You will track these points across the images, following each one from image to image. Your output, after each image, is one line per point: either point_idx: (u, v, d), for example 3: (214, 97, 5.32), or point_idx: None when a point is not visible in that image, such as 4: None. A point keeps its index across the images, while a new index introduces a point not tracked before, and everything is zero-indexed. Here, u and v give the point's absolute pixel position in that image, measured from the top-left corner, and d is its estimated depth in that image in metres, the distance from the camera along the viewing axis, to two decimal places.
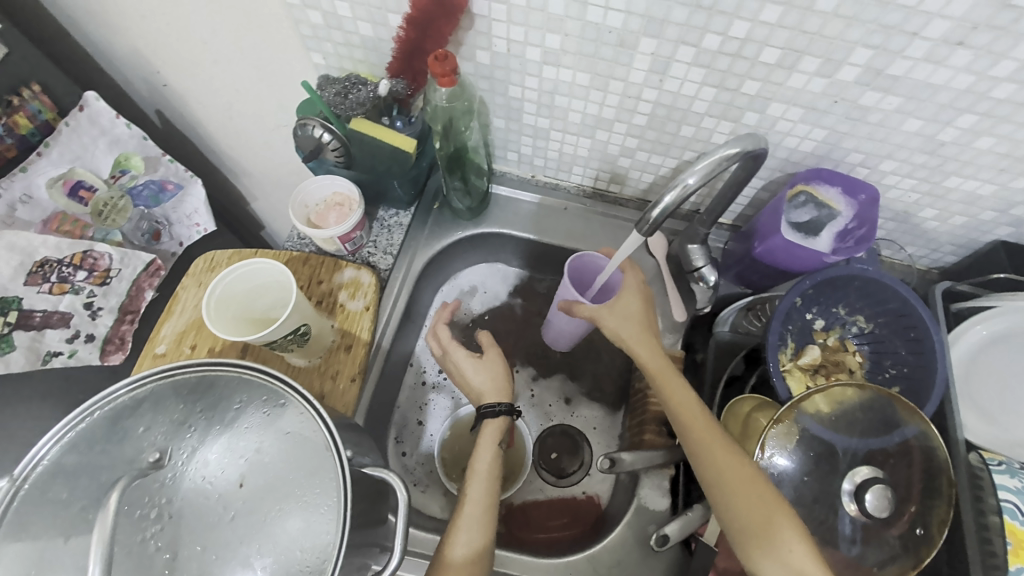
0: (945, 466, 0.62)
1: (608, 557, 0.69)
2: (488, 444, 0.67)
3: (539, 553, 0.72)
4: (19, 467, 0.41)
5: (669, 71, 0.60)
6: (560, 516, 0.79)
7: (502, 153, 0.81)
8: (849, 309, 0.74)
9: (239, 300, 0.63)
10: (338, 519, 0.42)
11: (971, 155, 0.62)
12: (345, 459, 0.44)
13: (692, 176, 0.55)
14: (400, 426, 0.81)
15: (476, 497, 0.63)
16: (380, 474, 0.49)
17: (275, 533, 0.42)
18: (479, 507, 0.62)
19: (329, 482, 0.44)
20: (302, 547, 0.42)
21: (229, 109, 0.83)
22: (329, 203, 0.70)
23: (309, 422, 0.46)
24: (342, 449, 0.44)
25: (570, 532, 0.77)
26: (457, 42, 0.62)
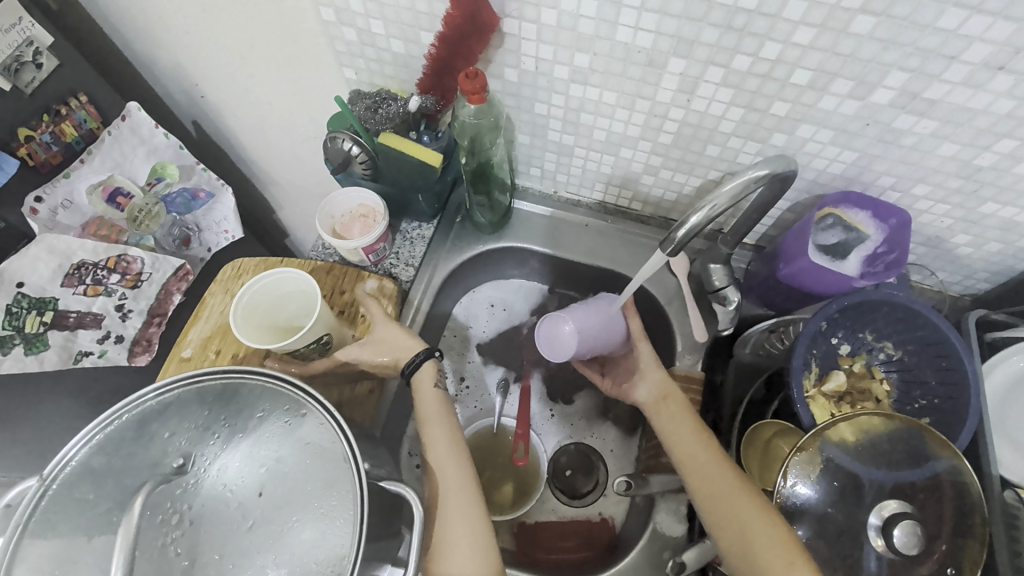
0: (979, 503, 0.59)
1: None
2: (430, 394, 0.65)
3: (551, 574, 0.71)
4: (48, 467, 0.42)
5: (697, 91, 0.59)
6: (572, 537, 0.78)
7: (524, 168, 0.82)
8: (876, 334, 0.72)
9: (264, 309, 0.64)
10: (354, 532, 0.42)
11: (1009, 181, 0.60)
12: (362, 472, 0.43)
13: (719, 196, 0.54)
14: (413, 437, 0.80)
15: (445, 472, 0.61)
16: (396, 488, 0.49)
17: (291, 543, 0.43)
18: (460, 484, 0.60)
19: (345, 493, 0.43)
20: (316, 559, 0.42)
21: (262, 120, 0.85)
22: (354, 215, 0.72)
23: (329, 433, 0.46)
24: (359, 460, 0.44)
25: (582, 553, 0.76)
26: (486, 60, 0.63)
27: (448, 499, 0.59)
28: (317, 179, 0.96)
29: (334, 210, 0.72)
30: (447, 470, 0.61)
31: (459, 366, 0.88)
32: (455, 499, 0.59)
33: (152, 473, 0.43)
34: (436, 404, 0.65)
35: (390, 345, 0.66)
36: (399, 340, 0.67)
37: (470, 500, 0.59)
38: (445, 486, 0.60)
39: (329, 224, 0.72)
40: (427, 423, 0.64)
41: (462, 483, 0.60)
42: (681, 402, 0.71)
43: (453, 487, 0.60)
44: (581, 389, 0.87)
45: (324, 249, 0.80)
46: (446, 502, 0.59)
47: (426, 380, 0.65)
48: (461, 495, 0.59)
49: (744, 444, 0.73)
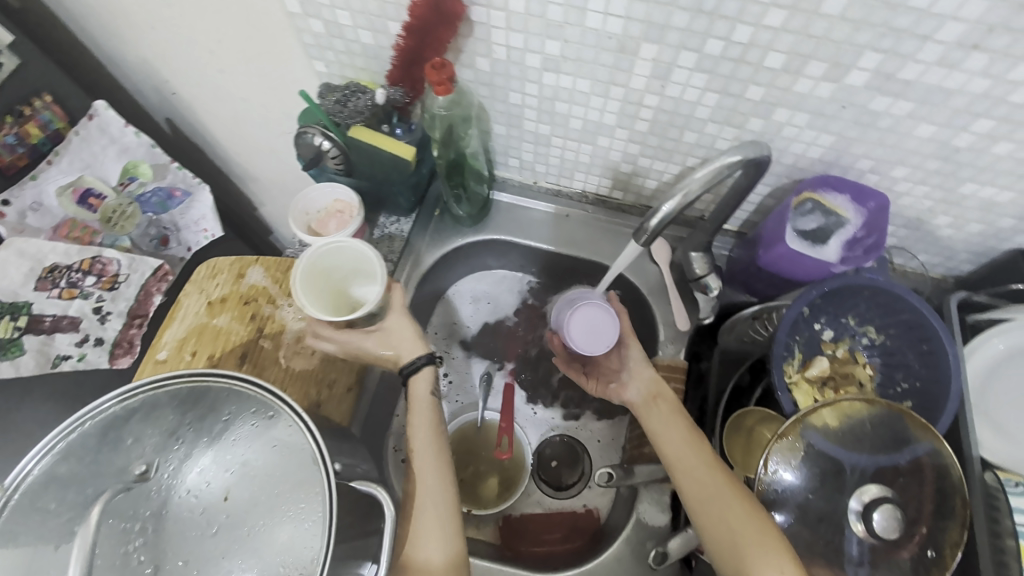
0: (959, 486, 0.59)
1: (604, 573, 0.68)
2: (422, 398, 0.66)
3: (537, 566, 0.71)
4: (8, 478, 0.42)
5: (671, 77, 0.59)
6: (558, 529, 0.78)
7: (503, 159, 0.81)
8: (859, 319, 0.72)
9: (321, 273, 0.64)
10: (323, 533, 0.44)
11: (988, 162, 0.60)
12: (332, 473, 0.45)
13: (692, 183, 0.54)
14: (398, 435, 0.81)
15: (420, 477, 0.62)
16: (367, 488, 0.49)
17: (259, 546, 0.44)
18: (433, 493, 0.61)
19: (315, 494, 0.45)
20: (286, 560, 0.44)
21: (236, 116, 0.84)
22: (330, 211, 0.71)
23: (298, 434, 0.48)
24: (329, 462, 0.45)
25: (568, 545, 0.76)
26: (456, 49, 0.62)
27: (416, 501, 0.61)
28: (297, 175, 0.95)
29: (306, 211, 0.72)
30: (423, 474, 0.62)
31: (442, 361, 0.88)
32: (425, 505, 0.60)
33: (114, 480, 0.44)
34: (426, 408, 0.66)
35: (398, 341, 0.67)
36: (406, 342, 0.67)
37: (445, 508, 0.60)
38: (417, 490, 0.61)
39: (306, 222, 0.71)
40: (411, 426, 0.65)
41: (431, 489, 0.61)
42: (671, 402, 0.71)
43: (424, 494, 0.61)
44: (566, 380, 0.87)
45: (303, 246, 0.79)
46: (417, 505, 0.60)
47: (419, 384, 0.67)
48: (431, 500, 0.60)
49: (727, 433, 0.73)
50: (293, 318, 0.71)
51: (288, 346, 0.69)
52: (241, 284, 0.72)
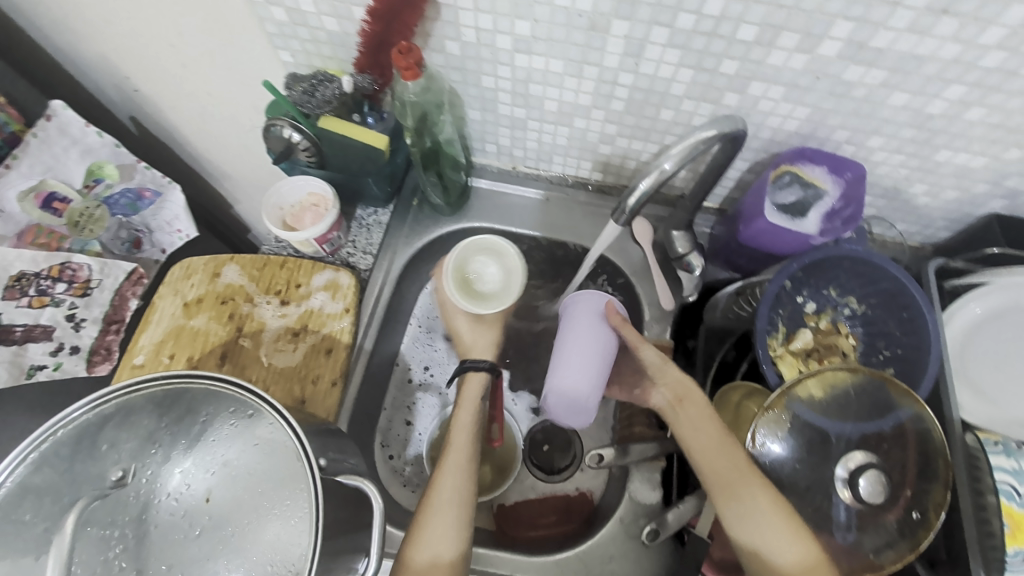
0: (942, 448, 0.60)
1: (599, 553, 0.69)
2: (471, 397, 0.73)
3: (532, 551, 0.72)
4: None
5: (644, 54, 0.58)
6: (551, 513, 0.78)
7: (480, 145, 0.80)
8: (840, 290, 0.72)
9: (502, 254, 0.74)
10: (310, 531, 0.44)
11: (961, 128, 0.60)
12: (316, 468, 0.45)
13: (669, 161, 0.53)
14: (386, 430, 0.81)
15: (440, 471, 0.66)
16: (354, 483, 0.50)
17: (245, 547, 0.44)
18: (451, 488, 0.64)
19: (299, 492, 0.45)
20: (273, 561, 0.44)
21: (203, 112, 0.82)
22: (305, 205, 0.70)
23: (279, 433, 0.47)
24: (312, 458, 0.45)
25: (563, 528, 0.76)
26: (425, 34, 0.61)
27: (430, 493, 0.64)
28: (271, 171, 0.93)
29: (280, 207, 0.71)
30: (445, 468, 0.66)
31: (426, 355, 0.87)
32: (437, 501, 0.63)
33: (92, 488, 0.43)
34: (471, 406, 0.72)
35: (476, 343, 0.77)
36: (485, 340, 0.78)
37: (462, 505, 0.64)
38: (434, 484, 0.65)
39: (282, 216, 0.71)
40: (454, 421, 0.70)
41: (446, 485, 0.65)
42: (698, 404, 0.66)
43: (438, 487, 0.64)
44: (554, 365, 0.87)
45: (279, 243, 0.77)
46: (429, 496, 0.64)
47: (473, 381, 0.75)
48: (448, 496, 0.64)
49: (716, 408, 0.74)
50: (272, 316, 0.70)
51: (269, 346, 0.68)
52: (216, 282, 0.71)
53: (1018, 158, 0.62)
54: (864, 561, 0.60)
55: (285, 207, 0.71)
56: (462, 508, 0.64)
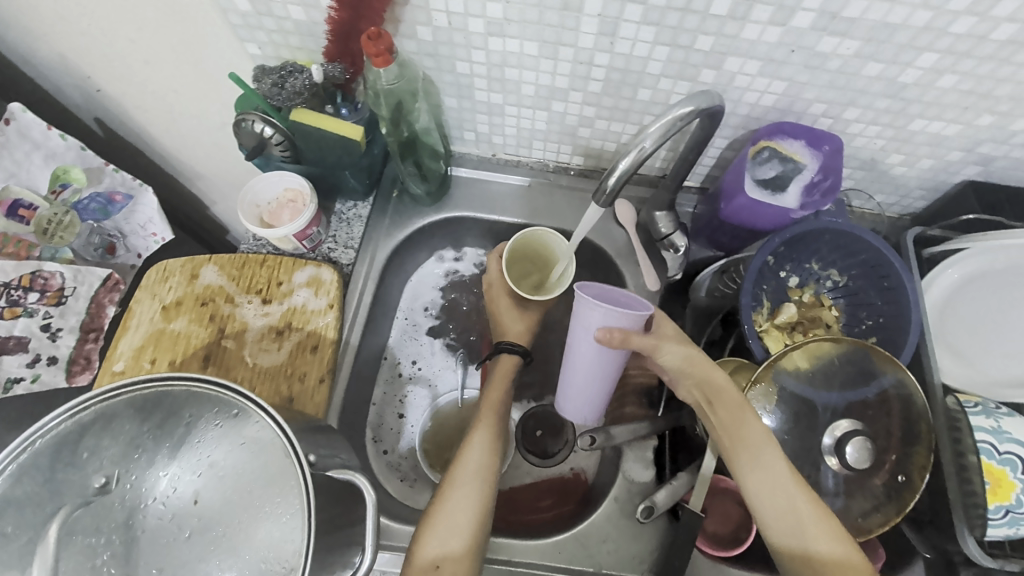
0: (924, 413, 0.62)
1: (595, 533, 0.71)
2: (501, 380, 0.77)
3: (532, 534, 0.74)
4: None
5: (619, 33, 0.57)
6: (548, 496, 0.81)
7: (458, 133, 0.79)
8: (821, 262, 0.73)
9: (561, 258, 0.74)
10: (304, 526, 0.44)
11: (934, 96, 0.60)
12: (306, 465, 0.46)
13: (647, 139, 0.53)
14: (376, 425, 0.82)
15: (467, 450, 0.70)
16: (347, 477, 0.49)
17: (236, 547, 0.45)
18: (477, 467, 0.68)
19: (291, 489, 0.46)
20: (268, 557, 0.45)
21: (171, 111, 0.80)
22: (282, 202, 0.71)
23: (267, 433, 0.48)
24: (301, 456, 0.46)
25: (562, 511, 0.79)
26: (395, 19, 0.60)
27: (456, 470, 0.68)
28: (246, 168, 0.91)
29: (259, 205, 0.71)
30: (472, 447, 0.70)
31: (415, 348, 0.87)
32: (461, 479, 0.67)
33: (74, 494, 0.44)
34: (502, 388, 0.76)
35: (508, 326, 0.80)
36: (520, 326, 0.80)
37: (485, 485, 0.67)
38: (460, 462, 0.69)
39: (261, 214, 0.71)
40: (483, 403, 0.74)
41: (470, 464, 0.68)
42: (728, 394, 0.62)
43: (462, 466, 0.68)
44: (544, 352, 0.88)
45: (259, 241, 0.76)
46: (454, 474, 0.68)
47: (506, 365, 0.78)
48: (472, 475, 0.67)
49: None
50: (254, 316, 0.71)
51: (257, 346, 0.69)
52: (195, 284, 0.72)
53: (990, 124, 0.63)
54: (853, 525, 0.63)
55: (263, 205, 0.72)
56: (484, 486, 0.67)
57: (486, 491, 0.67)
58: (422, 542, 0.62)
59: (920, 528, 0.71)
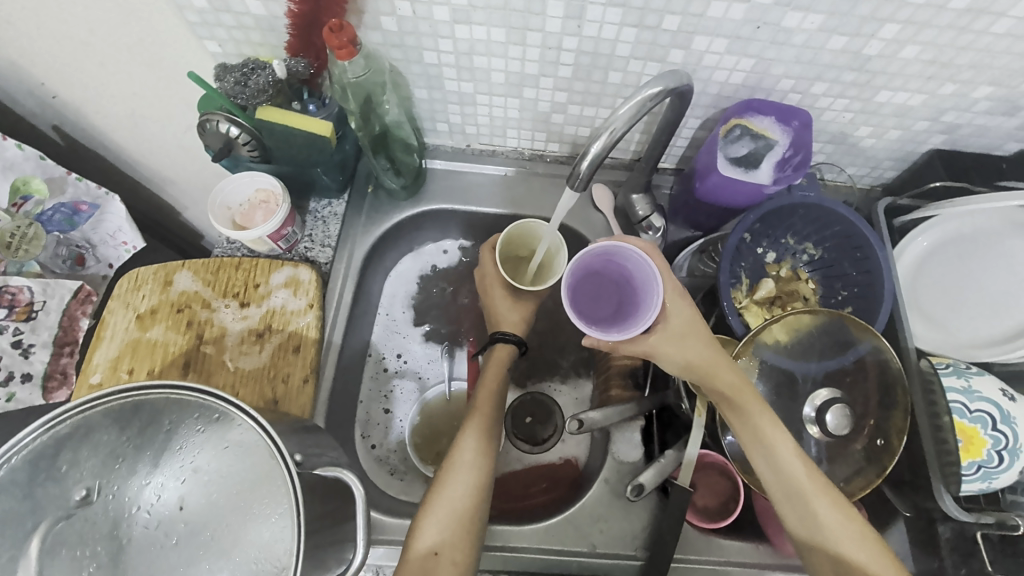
0: (900, 376, 0.63)
1: (587, 514, 0.72)
2: (496, 369, 0.76)
3: (523, 519, 0.75)
4: None
5: (586, 15, 0.57)
6: (539, 481, 0.82)
7: (431, 125, 0.78)
8: (797, 237, 0.75)
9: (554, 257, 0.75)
10: (294, 526, 0.45)
11: (898, 67, 0.61)
12: (291, 466, 0.46)
13: (617, 121, 0.53)
14: (364, 421, 0.82)
15: (463, 441, 0.69)
16: (334, 473, 0.50)
17: (227, 551, 0.45)
18: (472, 457, 0.68)
19: (278, 490, 0.46)
20: (259, 559, 0.44)
21: (133, 115, 0.78)
22: (253, 203, 0.70)
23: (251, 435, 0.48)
24: (286, 456, 0.46)
25: (553, 496, 0.80)
26: (358, 11, 0.59)
27: (452, 461, 0.68)
28: (216, 171, 0.89)
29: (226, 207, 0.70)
30: (467, 439, 0.69)
31: (400, 343, 0.87)
32: (458, 470, 0.67)
33: (55, 508, 0.43)
34: (497, 379, 0.75)
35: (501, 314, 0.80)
36: (515, 315, 0.80)
37: (483, 474, 0.67)
38: (455, 453, 0.68)
39: (230, 216, 0.70)
40: (479, 393, 0.74)
41: (467, 454, 0.68)
42: (724, 374, 0.63)
43: (458, 457, 0.68)
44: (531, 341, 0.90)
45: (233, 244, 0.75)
46: (450, 464, 0.68)
47: (501, 356, 0.78)
48: (468, 465, 0.67)
49: None
50: (232, 320, 0.70)
51: (237, 349, 0.68)
52: (170, 291, 0.70)
53: (953, 93, 0.64)
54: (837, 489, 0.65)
55: (231, 209, 0.70)
56: (481, 476, 0.67)
57: (485, 481, 0.67)
58: (419, 534, 0.62)
59: (899, 488, 0.73)
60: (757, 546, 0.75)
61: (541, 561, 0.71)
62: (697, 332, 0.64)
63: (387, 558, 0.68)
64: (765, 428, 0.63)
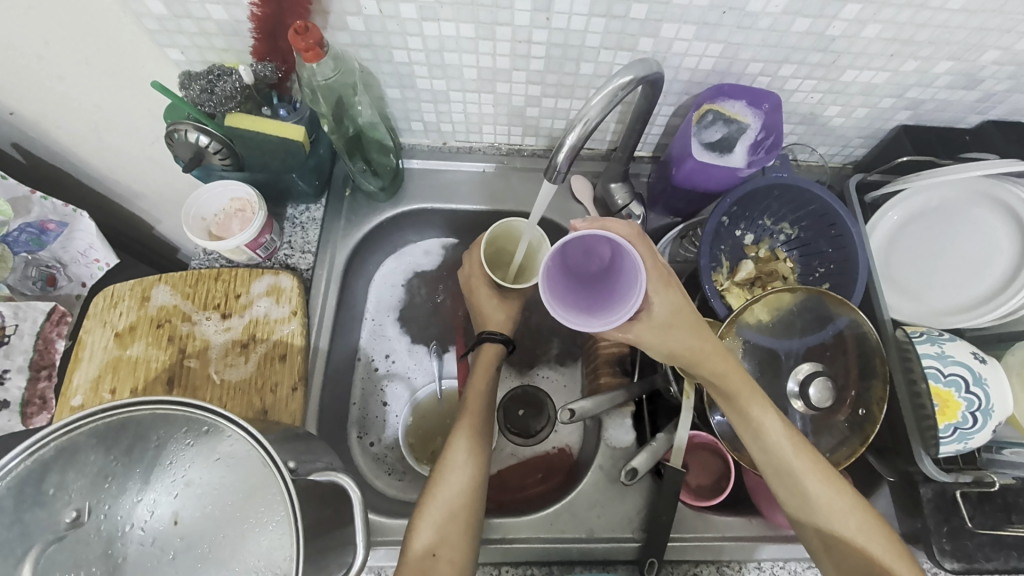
0: (878, 348, 0.66)
1: (584, 501, 0.74)
2: (484, 368, 0.76)
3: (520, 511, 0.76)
4: None
5: (554, 7, 0.57)
6: (534, 473, 0.83)
7: (406, 124, 0.78)
8: (774, 218, 0.77)
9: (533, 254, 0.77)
10: (291, 532, 0.44)
11: (861, 46, 0.63)
12: (286, 473, 0.45)
13: (591, 110, 0.53)
14: (360, 420, 0.83)
15: (454, 443, 0.69)
16: (330, 478, 0.49)
17: (226, 562, 0.45)
18: (464, 457, 0.68)
19: (274, 497, 0.46)
20: (257, 569, 0.44)
21: (96, 129, 0.76)
22: (229, 211, 0.70)
23: (243, 446, 0.47)
24: (279, 463, 0.46)
25: (549, 486, 0.81)
26: (323, 11, 0.58)
27: (444, 463, 0.68)
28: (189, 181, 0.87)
29: (201, 220, 0.70)
30: (458, 439, 0.69)
31: (387, 343, 0.87)
32: (451, 471, 0.67)
33: (45, 531, 0.43)
34: (486, 378, 0.75)
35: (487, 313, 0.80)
36: (501, 315, 0.80)
37: (476, 472, 0.68)
38: (447, 455, 0.68)
39: (206, 227, 0.70)
40: (469, 392, 0.74)
41: (459, 455, 0.68)
42: (711, 360, 0.64)
43: (450, 458, 0.68)
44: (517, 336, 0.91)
45: (211, 254, 0.74)
46: (443, 465, 0.68)
47: (489, 355, 0.78)
48: (461, 465, 0.67)
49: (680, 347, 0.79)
50: (215, 331, 0.69)
51: (220, 362, 0.68)
52: (148, 306, 0.69)
53: (915, 69, 0.66)
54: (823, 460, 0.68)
55: (207, 220, 0.70)
56: (475, 475, 0.67)
57: (479, 480, 0.67)
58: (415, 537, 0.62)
59: (882, 455, 0.76)
60: (750, 521, 0.77)
61: (541, 550, 0.72)
62: (681, 321, 0.64)
63: (387, 559, 0.68)
64: (751, 410, 0.64)
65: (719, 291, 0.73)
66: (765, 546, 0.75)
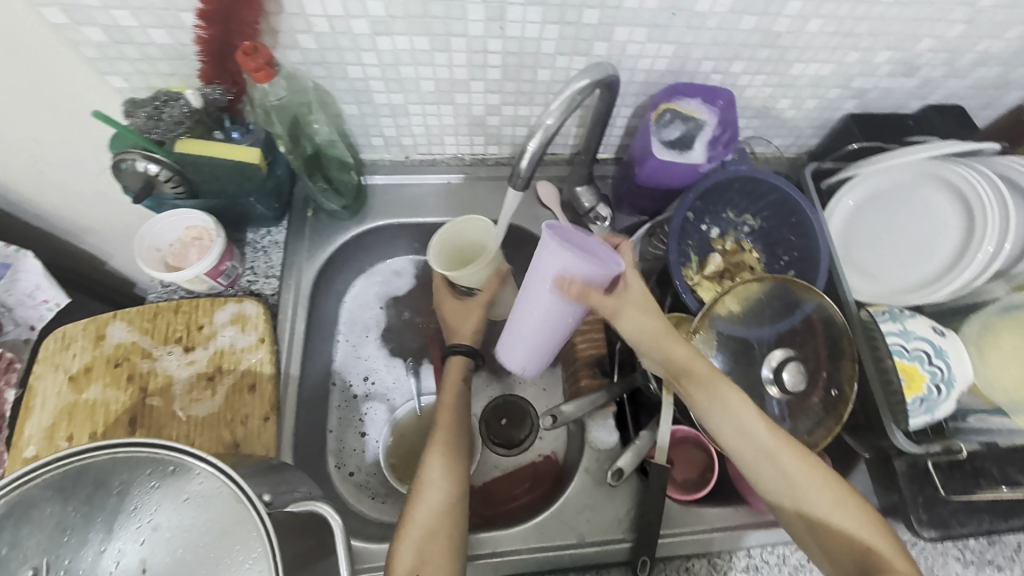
0: (843, 329, 0.67)
1: (573, 505, 0.73)
2: (454, 384, 0.75)
3: (508, 523, 0.74)
4: None
5: (507, 16, 0.57)
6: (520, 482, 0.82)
7: (365, 140, 0.77)
8: (737, 211, 0.78)
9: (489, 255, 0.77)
10: (270, 567, 0.43)
11: (806, 40, 0.65)
12: (260, 506, 0.44)
13: (551, 115, 0.53)
14: (338, 447, 0.80)
15: (418, 470, 0.67)
16: (309, 507, 0.47)
17: None
18: (437, 479, 0.67)
19: (250, 531, 0.44)
20: None
21: (36, 163, 0.73)
22: (186, 241, 0.68)
23: (213, 482, 0.45)
24: (252, 496, 0.44)
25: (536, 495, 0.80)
26: (273, 30, 0.58)
27: (413, 482, 0.66)
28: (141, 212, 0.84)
29: (152, 243, 0.68)
30: (431, 455, 0.68)
31: (361, 363, 0.85)
32: (425, 486, 0.65)
33: None
34: (456, 392, 0.74)
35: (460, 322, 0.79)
36: (474, 326, 0.79)
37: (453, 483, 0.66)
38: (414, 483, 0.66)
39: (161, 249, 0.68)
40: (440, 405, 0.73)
41: (432, 473, 0.67)
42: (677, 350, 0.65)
43: (425, 474, 0.66)
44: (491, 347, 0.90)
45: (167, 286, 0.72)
46: (417, 481, 0.66)
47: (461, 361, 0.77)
48: (437, 484, 0.66)
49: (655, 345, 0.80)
50: (178, 366, 0.66)
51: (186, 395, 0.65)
52: (103, 347, 0.66)
53: (857, 60, 0.69)
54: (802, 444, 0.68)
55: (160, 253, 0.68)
56: (453, 484, 0.66)
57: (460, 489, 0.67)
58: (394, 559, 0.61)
59: (856, 432, 0.77)
60: (737, 510, 0.77)
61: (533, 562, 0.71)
62: (643, 315, 0.66)
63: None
64: (719, 399, 0.65)
65: (691, 287, 0.73)
66: (753, 533, 0.75)
